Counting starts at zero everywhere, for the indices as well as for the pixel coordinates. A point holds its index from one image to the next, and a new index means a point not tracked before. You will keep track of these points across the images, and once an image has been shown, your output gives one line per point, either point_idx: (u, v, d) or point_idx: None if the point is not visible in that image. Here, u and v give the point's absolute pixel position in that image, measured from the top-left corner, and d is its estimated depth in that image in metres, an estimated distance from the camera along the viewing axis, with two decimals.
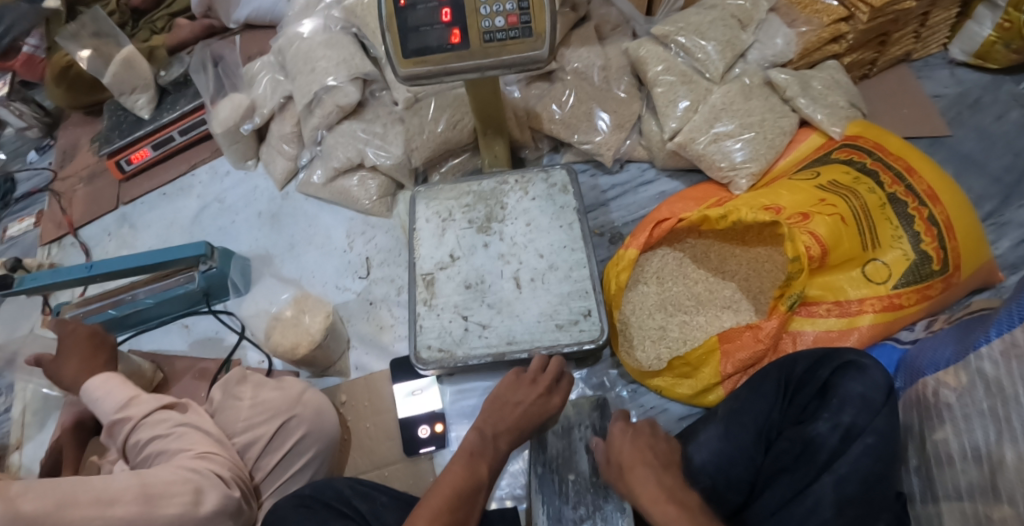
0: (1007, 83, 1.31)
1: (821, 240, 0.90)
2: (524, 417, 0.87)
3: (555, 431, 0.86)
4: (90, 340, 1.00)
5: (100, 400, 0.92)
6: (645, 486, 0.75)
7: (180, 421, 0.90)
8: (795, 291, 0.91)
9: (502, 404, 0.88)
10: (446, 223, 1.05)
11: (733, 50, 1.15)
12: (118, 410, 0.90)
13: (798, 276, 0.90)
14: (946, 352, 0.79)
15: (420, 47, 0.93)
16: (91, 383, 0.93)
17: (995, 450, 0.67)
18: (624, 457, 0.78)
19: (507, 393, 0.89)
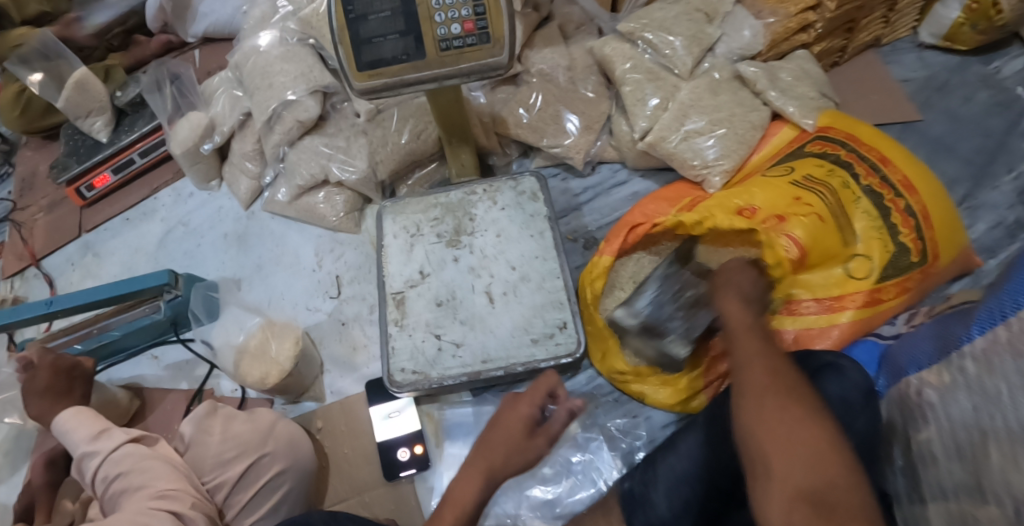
0: (975, 63, 1.30)
1: (800, 243, 0.90)
2: (519, 437, 0.75)
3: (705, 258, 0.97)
4: (68, 371, 0.98)
5: (70, 432, 0.90)
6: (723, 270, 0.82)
7: (148, 454, 0.88)
8: (778, 293, 0.90)
9: (496, 426, 0.77)
10: (415, 239, 1.02)
11: (700, 44, 1.12)
12: (89, 441, 0.89)
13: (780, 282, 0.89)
14: (927, 350, 0.78)
15: (374, 59, 0.90)
16: (62, 416, 0.91)
17: (978, 448, 0.64)
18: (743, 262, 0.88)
19: (506, 412, 0.78)
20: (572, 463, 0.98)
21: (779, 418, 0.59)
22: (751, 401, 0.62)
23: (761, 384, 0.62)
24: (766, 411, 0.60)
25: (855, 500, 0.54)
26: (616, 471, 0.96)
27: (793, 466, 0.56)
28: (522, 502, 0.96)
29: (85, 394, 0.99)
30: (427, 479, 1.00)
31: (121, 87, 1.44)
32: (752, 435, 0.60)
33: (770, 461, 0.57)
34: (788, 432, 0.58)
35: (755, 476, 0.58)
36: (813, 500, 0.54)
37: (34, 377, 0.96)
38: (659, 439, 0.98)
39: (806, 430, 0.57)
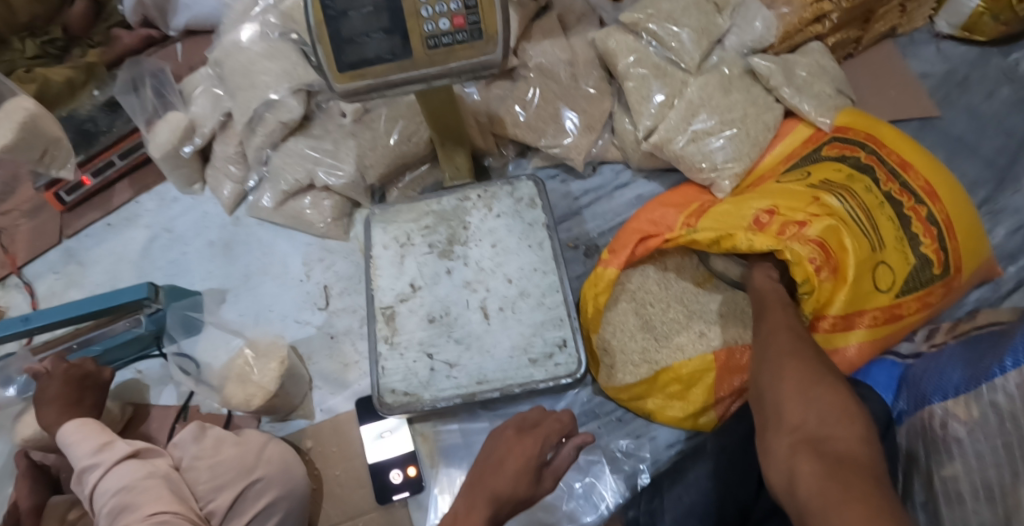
0: (996, 56, 1.22)
1: (834, 265, 0.83)
2: (526, 475, 0.71)
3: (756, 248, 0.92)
4: (81, 381, 0.94)
5: (72, 445, 0.85)
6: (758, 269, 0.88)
7: (152, 471, 0.83)
8: (806, 311, 0.84)
9: (499, 459, 0.73)
10: (406, 249, 0.96)
11: (709, 37, 1.05)
12: (91, 455, 0.84)
13: (809, 297, 0.83)
14: (953, 376, 0.72)
15: (356, 59, 0.83)
16: (64, 428, 0.86)
17: (1011, 489, 0.61)
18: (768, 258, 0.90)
19: (508, 446, 0.74)
20: (574, 487, 0.92)
21: (801, 384, 0.65)
22: (777, 377, 0.68)
23: (786, 352, 0.71)
24: (791, 375, 0.67)
25: (861, 449, 0.58)
26: (621, 495, 0.91)
27: (806, 417, 0.63)
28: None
29: (95, 403, 0.95)
30: (421, 502, 0.95)
31: (101, 86, 1.39)
32: (771, 395, 0.67)
33: (786, 412, 0.65)
34: (805, 395, 0.64)
35: (768, 428, 0.65)
36: (819, 444, 0.60)
37: (45, 386, 0.92)
38: (665, 460, 0.93)
39: (821, 393, 0.64)
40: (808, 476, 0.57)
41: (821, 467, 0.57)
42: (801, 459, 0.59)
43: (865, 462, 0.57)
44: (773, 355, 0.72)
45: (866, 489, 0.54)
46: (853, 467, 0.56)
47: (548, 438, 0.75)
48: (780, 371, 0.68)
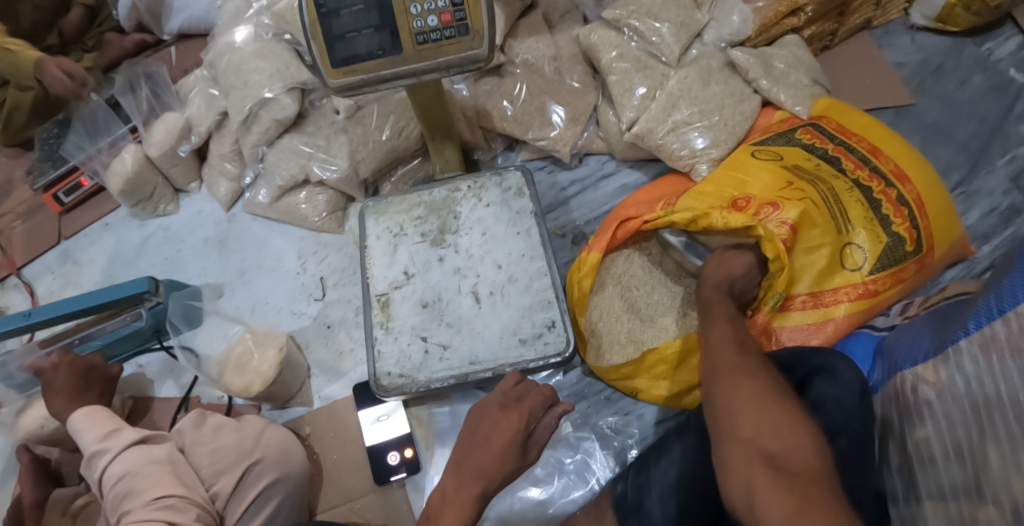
0: (969, 45, 1.27)
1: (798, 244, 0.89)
2: (509, 449, 0.73)
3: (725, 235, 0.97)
4: (86, 372, 0.98)
5: (80, 433, 0.88)
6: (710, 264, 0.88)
7: (155, 458, 0.85)
8: (777, 291, 0.87)
9: (482, 439, 0.75)
10: (398, 240, 0.99)
11: (688, 31, 1.09)
12: (99, 441, 0.87)
13: (779, 276, 0.87)
14: (924, 344, 0.76)
15: (348, 55, 0.86)
16: (75, 415, 0.89)
17: (978, 449, 0.63)
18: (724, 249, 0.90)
19: (492, 424, 0.76)
20: (565, 463, 0.96)
21: (751, 395, 0.65)
22: (727, 388, 0.67)
23: (734, 365, 0.70)
24: (743, 387, 0.66)
25: (815, 460, 0.58)
26: (610, 471, 0.95)
27: (758, 429, 0.62)
28: (516, 505, 0.94)
29: (101, 394, 0.98)
30: (417, 484, 0.98)
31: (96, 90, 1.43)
32: (725, 408, 0.66)
33: (737, 424, 0.64)
34: (755, 405, 0.64)
35: (721, 441, 0.64)
36: (774, 458, 0.59)
37: (55, 376, 0.97)
38: (653, 438, 0.96)
39: (773, 404, 0.63)
40: (766, 491, 0.57)
41: (779, 482, 0.57)
42: (759, 475, 0.58)
43: (820, 477, 0.57)
44: (721, 367, 0.71)
45: (824, 504, 0.54)
46: (811, 482, 0.56)
47: (530, 412, 0.77)
48: (731, 383, 0.67)
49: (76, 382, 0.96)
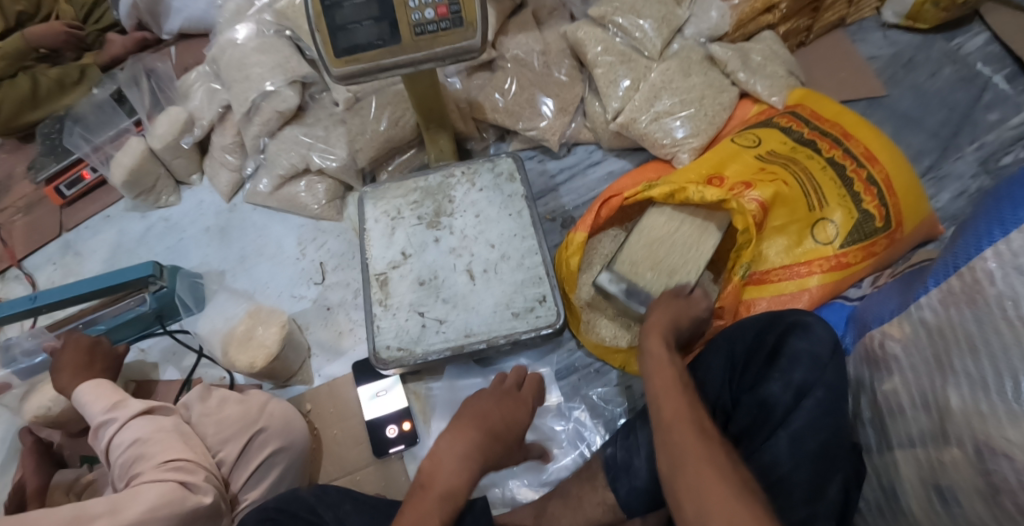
0: (938, 41, 1.34)
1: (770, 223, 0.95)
2: (512, 428, 0.83)
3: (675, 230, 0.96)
4: (90, 348, 1.00)
5: (87, 405, 0.91)
6: (656, 315, 0.86)
7: (161, 426, 0.88)
8: (745, 262, 0.94)
9: (488, 404, 0.83)
10: (396, 222, 1.04)
11: (669, 26, 1.16)
12: (105, 411, 0.89)
13: (748, 247, 0.94)
14: (890, 305, 0.82)
15: (349, 45, 0.92)
16: (81, 388, 0.92)
17: (941, 396, 0.69)
18: (670, 301, 0.88)
19: (496, 401, 0.84)
20: (557, 432, 1.01)
21: (723, 496, 0.63)
22: (694, 486, 0.65)
23: (700, 454, 0.67)
24: (712, 490, 0.64)
25: None
26: (601, 438, 1.00)
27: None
28: (509, 472, 0.99)
29: (106, 367, 1.00)
30: (415, 454, 1.03)
31: (98, 86, 1.47)
32: (695, 511, 0.64)
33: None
34: (729, 508, 0.62)
35: None
36: None
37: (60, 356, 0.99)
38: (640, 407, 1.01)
39: (744, 505, 0.62)
40: None
41: None
42: None
43: None
44: (681, 455, 0.68)
45: None
46: None
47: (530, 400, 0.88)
48: (699, 480, 0.65)
49: (83, 353, 0.99)
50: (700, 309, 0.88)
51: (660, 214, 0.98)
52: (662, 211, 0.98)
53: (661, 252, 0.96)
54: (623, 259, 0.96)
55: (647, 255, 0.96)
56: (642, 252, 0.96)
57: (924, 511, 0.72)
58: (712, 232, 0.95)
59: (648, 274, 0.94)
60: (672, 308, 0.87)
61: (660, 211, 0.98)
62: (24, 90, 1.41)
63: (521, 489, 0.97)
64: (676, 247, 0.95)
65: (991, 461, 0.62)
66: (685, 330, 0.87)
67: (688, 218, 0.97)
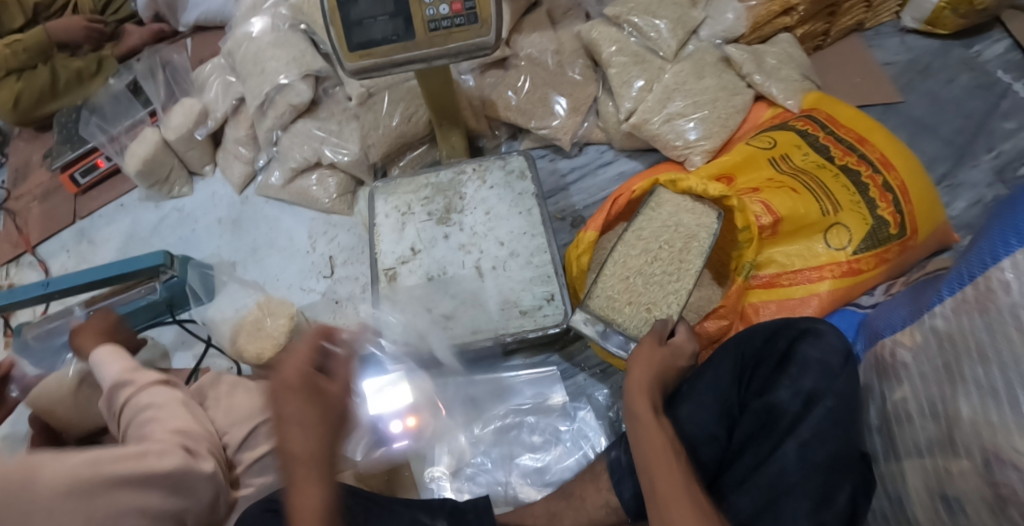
0: (956, 47, 1.33)
1: (780, 226, 0.95)
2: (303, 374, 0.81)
3: (660, 251, 0.94)
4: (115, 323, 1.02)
5: (104, 366, 0.91)
6: (638, 368, 0.82)
7: (174, 395, 0.87)
8: (749, 261, 0.94)
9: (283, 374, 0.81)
10: (406, 218, 1.04)
11: (684, 27, 1.16)
12: (122, 374, 0.89)
13: (749, 246, 0.94)
14: (901, 313, 0.82)
15: (364, 40, 0.92)
16: (98, 351, 0.93)
17: (950, 405, 0.68)
18: (651, 349, 0.84)
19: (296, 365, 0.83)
20: (561, 431, 1.01)
21: None
22: None
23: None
24: None
25: None
26: (604, 439, 0.99)
27: None
28: (513, 470, 0.99)
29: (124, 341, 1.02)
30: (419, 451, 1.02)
31: (115, 76, 1.49)
32: None
33: None
34: None
35: None
36: None
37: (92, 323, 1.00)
38: None
39: None
40: None
41: None
42: None
43: None
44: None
45: None
46: None
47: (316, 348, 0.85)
48: None
49: (108, 322, 1.01)
50: (687, 353, 0.86)
51: (634, 246, 0.95)
52: (636, 242, 0.96)
53: (639, 284, 0.94)
54: (599, 294, 0.94)
55: (623, 289, 0.94)
56: (619, 287, 0.94)
57: (930, 520, 0.72)
58: (689, 263, 0.92)
59: (626, 310, 0.93)
60: (647, 357, 0.83)
61: (633, 242, 0.96)
62: (43, 81, 1.43)
63: (522, 487, 0.97)
64: (653, 279, 0.93)
65: (999, 472, 0.61)
66: (669, 383, 0.85)
67: (662, 249, 0.94)
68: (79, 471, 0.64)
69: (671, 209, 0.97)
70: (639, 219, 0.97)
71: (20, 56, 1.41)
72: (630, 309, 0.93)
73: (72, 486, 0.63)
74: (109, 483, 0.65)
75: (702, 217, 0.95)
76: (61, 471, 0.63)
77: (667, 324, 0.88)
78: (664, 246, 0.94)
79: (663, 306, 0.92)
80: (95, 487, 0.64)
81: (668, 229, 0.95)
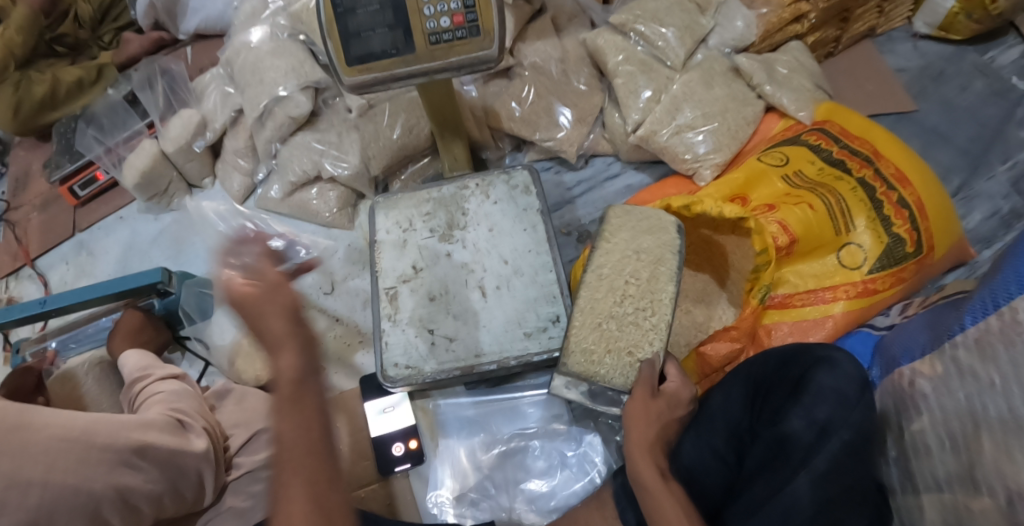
0: (971, 53, 1.29)
1: (795, 245, 0.92)
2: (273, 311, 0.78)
3: (626, 283, 0.83)
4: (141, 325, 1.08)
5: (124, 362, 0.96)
6: (637, 428, 0.77)
7: (189, 389, 0.91)
8: (764, 284, 0.90)
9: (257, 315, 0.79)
10: (407, 234, 1.01)
11: (692, 35, 1.13)
12: (138, 369, 0.94)
13: (766, 268, 0.90)
14: (919, 340, 0.79)
15: (363, 53, 0.89)
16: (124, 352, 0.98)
17: (972, 439, 0.65)
18: (646, 405, 0.77)
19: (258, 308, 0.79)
20: (567, 456, 0.98)
21: None
22: None
23: None
24: None
25: None
26: (612, 465, 0.97)
27: None
28: (517, 496, 0.97)
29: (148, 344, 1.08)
30: (422, 473, 0.99)
31: (114, 85, 1.47)
32: None
33: None
34: None
35: None
36: None
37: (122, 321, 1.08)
38: None
39: None
40: None
41: None
42: None
43: None
44: None
45: None
46: None
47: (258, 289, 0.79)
48: None
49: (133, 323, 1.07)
50: (682, 400, 0.81)
51: (598, 287, 0.84)
52: (598, 281, 0.84)
53: (613, 329, 0.82)
54: (574, 347, 0.82)
55: (598, 338, 0.82)
56: (593, 337, 0.82)
57: None
58: (661, 293, 0.82)
59: (608, 360, 0.81)
60: (642, 414, 0.77)
61: (595, 282, 0.84)
62: (43, 91, 1.41)
63: (527, 513, 0.95)
64: (627, 318, 0.82)
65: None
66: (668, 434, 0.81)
67: (628, 285, 0.83)
68: (56, 436, 0.69)
69: (625, 236, 0.85)
70: (596, 255, 0.86)
71: (17, 39, 1.37)
72: (608, 360, 0.81)
73: (55, 444, 0.69)
74: (87, 445, 0.71)
75: (662, 237, 0.85)
76: (44, 429, 0.69)
77: (653, 370, 0.79)
78: (631, 280, 0.83)
79: (644, 346, 0.81)
80: (73, 448, 0.70)
81: (628, 259, 0.84)
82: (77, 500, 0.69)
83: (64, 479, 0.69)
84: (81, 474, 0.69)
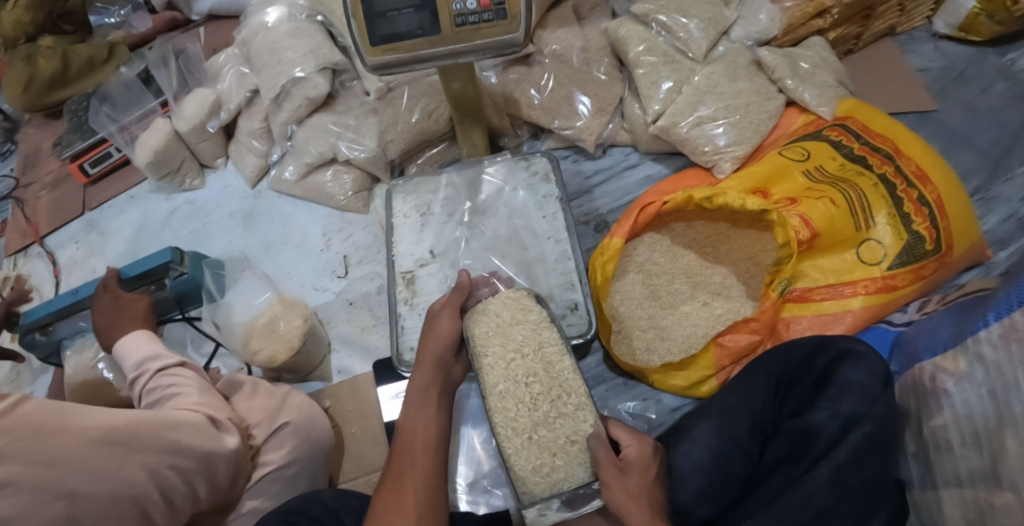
0: (991, 55, 1.29)
1: (818, 240, 0.91)
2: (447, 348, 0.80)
3: (525, 380, 0.75)
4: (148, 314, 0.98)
5: (125, 355, 0.90)
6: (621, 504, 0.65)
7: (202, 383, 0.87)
8: (785, 276, 0.90)
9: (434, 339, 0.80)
10: (426, 219, 1.01)
11: (715, 27, 1.12)
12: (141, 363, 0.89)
13: (788, 262, 0.89)
14: (943, 336, 0.78)
15: (388, 33, 0.88)
16: (122, 341, 0.92)
17: (995, 435, 0.65)
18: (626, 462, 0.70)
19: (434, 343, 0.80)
20: None
21: None
22: None
23: None
24: None
25: None
26: None
27: None
28: None
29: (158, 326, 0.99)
30: None
31: (126, 64, 1.44)
32: None
33: None
34: None
35: None
36: None
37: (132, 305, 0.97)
38: (669, 422, 1.00)
39: None
40: None
41: None
42: None
43: None
44: None
45: None
46: None
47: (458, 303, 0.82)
48: None
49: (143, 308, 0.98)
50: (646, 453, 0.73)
51: (506, 406, 0.73)
52: (503, 401, 0.74)
53: (545, 434, 0.72)
54: (528, 478, 0.70)
55: (539, 452, 0.71)
56: (535, 456, 0.71)
57: None
58: (564, 375, 0.74)
59: (560, 462, 0.70)
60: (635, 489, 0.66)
61: (501, 403, 0.73)
62: (53, 68, 1.39)
63: None
64: (549, 414, 0.73)
65: None
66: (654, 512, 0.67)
67: (530, 386, 0.74)
68: (87, 449, 0.65)
69: (495, 346, 0.77)
70: (483, 377, 0.76)
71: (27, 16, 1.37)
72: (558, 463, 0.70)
73: (88, 450, 0.65)
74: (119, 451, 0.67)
75: (530, 319, 0.79)
76: (75, 433, 0.65)
77: (602, 441, 0.70)
78: (530, 380, 0.74)
79: (580, 426, 0.72)
80: (109, 455, 0.66)
81: (508, 368, 0.75)
82: (121, 509, 0.67)
83: (102, 488, 0.65)
84: (122, 479, 0.66)
